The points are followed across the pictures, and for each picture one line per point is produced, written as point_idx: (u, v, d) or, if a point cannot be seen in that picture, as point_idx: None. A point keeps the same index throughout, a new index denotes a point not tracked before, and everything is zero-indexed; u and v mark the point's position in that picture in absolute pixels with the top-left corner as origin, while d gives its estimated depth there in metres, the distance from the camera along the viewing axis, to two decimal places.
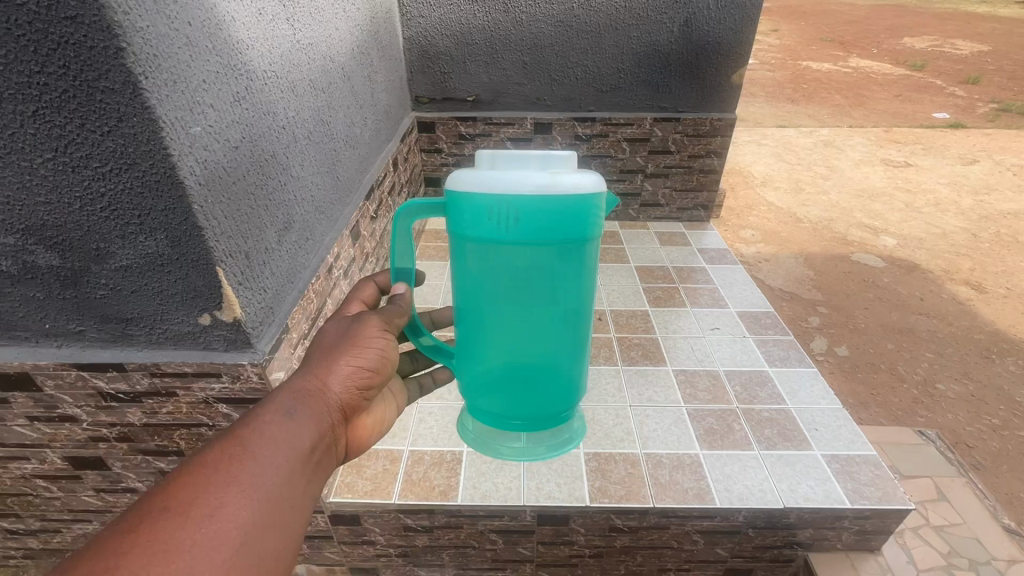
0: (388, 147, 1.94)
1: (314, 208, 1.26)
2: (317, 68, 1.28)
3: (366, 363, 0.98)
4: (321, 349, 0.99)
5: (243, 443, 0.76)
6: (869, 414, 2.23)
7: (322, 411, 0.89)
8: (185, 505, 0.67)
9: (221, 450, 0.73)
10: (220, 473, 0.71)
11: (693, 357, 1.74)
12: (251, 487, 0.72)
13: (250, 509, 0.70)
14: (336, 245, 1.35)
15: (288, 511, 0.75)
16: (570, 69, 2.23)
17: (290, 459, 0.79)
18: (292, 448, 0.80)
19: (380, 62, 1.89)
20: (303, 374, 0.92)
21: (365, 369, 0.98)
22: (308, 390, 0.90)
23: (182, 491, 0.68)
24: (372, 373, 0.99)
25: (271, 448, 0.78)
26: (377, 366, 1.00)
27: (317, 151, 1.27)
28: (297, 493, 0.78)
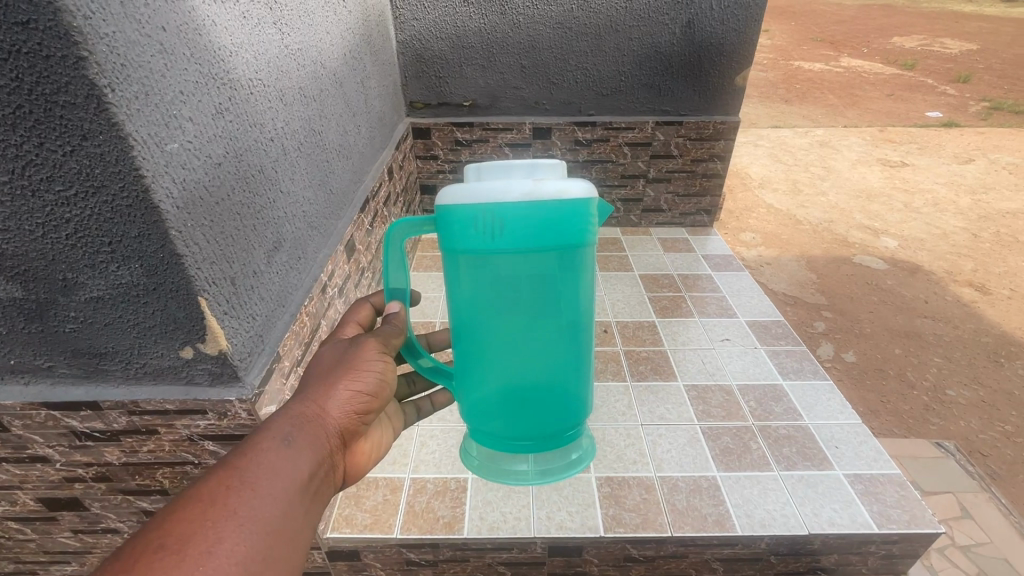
0: (382, 155, 1.86)
1: (306, 225, 1.17)
2: (307, 75, 1.21)
3: (364, 387, 0.95)
4: (318, 373, 0.96)
5: (240, 474, 0.75)
6: (880, 423, 2.17)
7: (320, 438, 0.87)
8: (182, 542, 0.66)
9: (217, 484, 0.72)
10: (217, 507, 0.71)
11: (703, 371, 1.67)
12: (249, 518, 0.72)
13: (248, 542, 0.70)
14: (330, 262, 1.27)
15: (287, 543, 0.74)
16: (569, 72, 2.17)
17: (288, 489, 0.78)
18: (290, 479, 0.79)
19: (373, 68, 1.81)
20: (300, 401, 0.90)
21: (363, 394, 0.95)
22: (305, 416, 0.88)
23: (179, 526, 0.67)
24: (371, 398, 0.97)
25: (268, 479, 0.77)
26: (376, 390, 0.98)
27: (309, 162, 1.19)
28: (297, 524, 0.77)
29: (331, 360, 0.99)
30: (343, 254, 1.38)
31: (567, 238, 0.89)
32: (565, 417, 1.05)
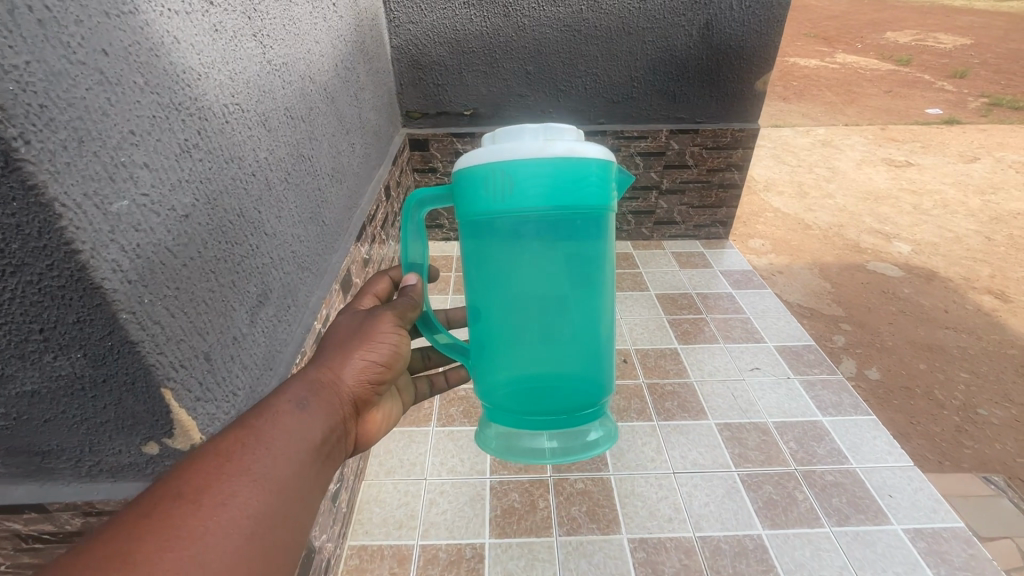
0: (378, 173, 1.70)
1: (295, 268, 1.02)
2: (294, 94, 1.04)
3: (378, 357, 0.93)
4: (332, 342, 0.94)
5: (257, 429, 0.71)
6: (912, 448, 2.05)
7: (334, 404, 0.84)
8: (198, 491, 0.62)
9: (234, 438, 0.68)
10: (233, 462, 0.66)
11: (735, 406, 1.54)
12: (264, 475, 0.68)
13: (262, 499, 0.66)
14: (324, 305, 1.12)
15: (298, 502, 0.70)
16: (578, 78, 2.01)
17: (301, 450, 0.74)
18: (304, 441, 0.75)
19: (367, 78, 1.64)
20: (316, 366, 0.87)
21: (377, 364, 0.92)
22: (320, 381, 0.85)
23: (194, 478, 0.63)
24: (384, 368, 0.95)
25: (284, 436, 0.73)
26: (389, 361, 0.95)
27: (297, 194, 1.04)
28: (307, 489, 0.73)
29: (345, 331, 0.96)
30: (339, 291, 1.22)
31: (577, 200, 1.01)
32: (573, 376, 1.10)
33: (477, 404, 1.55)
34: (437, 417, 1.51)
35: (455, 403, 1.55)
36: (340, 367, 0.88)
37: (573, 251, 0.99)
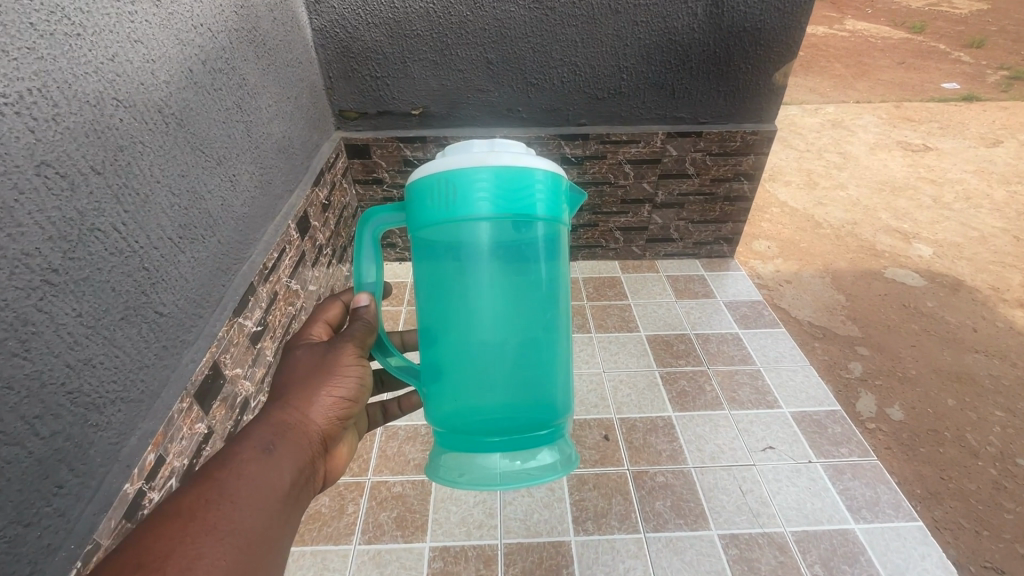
0: (289, 202, 1.31)
1: (77, 419, 0.65)
2: (68, 135, 0.65)
3: (346, 389, 0.86)
4: (290, 379, 0.85)
5: (221, 483, 0.65)
6: (945, 512, 1.73)
7: (302, 444, 0.77)
8: (160, 559, 0.56)
9: (197, 495, 0.63)
10: (198, 520, 0.61)
11: (744, 508, 1.21)
12: (232, 532, 0.62)
13: (234, 556, 0.60)
14: (149, 449, 0.76)
15: (269, 555, 0.64)
16: (553, 69, 1.60)
17: (272, 498, 0.68)
18: (273, 489, 0.69)
19: (265, 77, 1.22)
20: (279, 404, 0.80)
21: (345, 396, 0.86)
22: (288, 421, 0.79)
23: (156, 544, 0.57)
24: (354, 398, 0.87)
25: (253, 486, 0.67)
26: (356, 392, 0.88)
27: (87, 292, 0.67)
28: (279, 535, 0.67)
29: (307, 362, 0.88)
30: (192, 406, 0.86)
31: (536, 207, 0.82)
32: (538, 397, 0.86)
33: (416, 505, 1.22)
34: (362, 528, 1.18)
35: (387, 506, 1.21)
36: (307, 402, 0.82)
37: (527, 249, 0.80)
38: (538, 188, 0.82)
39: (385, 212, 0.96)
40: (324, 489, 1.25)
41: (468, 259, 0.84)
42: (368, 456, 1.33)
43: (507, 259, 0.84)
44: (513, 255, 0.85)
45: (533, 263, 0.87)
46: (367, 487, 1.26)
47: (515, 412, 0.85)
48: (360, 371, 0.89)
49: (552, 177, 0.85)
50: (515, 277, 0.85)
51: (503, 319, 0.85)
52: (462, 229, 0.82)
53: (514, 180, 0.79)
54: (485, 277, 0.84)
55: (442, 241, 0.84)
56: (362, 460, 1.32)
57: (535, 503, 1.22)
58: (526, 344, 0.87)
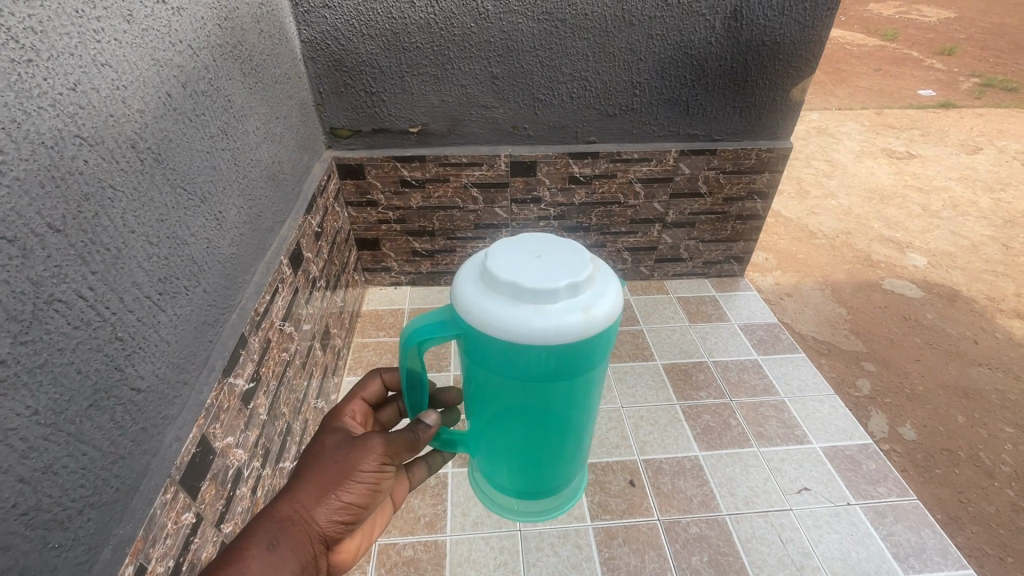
0: (280, 235, 1.18)
1: (35, 543, 0.52)
2: (18, 188, 0.52)
3: (361, 493, 0.72)
4: (307, 462, 0.73)
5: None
6: (967, 539, 1.52)
7: (305, 548, 0.67)
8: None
9: None
10: None
11: (787, 561, 1.12)
12: None
13: None
14: (127, 559, 0.62)
15: None
16: (562, 84, 1.50)
17: None
18: None
19: (251, 97, 1.09)
20: (297, 491, 0.70)
21: (358, 501, 0.72)
22: (301, 514, 0.69)
23: None
24: (367, 503, 0.73)
25: None
26: (370, 497, 0.73)
27: (40, 384, 0.53)
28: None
29: (331, 445, 0.74)
30: (178, 494, 0.73)
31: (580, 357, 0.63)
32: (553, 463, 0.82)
33: (430, 571, 1.10)
34: None
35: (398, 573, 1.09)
36: (324, 496, 0.70)
37: (559, 387, 0.66)
38: (566, 354, 0.60)
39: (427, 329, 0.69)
40: None
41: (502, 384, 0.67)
42: None
43: (525, 411, 0.70)
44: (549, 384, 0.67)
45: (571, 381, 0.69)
46: (373, 552, 1.13)
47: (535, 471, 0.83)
48: (386, 471, 0.74)
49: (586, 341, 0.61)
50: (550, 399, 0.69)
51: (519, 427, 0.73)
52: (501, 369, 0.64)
53: (524, 354, 0.60)
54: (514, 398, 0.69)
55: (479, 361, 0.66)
56: None
57: (560, 564, 1.11)
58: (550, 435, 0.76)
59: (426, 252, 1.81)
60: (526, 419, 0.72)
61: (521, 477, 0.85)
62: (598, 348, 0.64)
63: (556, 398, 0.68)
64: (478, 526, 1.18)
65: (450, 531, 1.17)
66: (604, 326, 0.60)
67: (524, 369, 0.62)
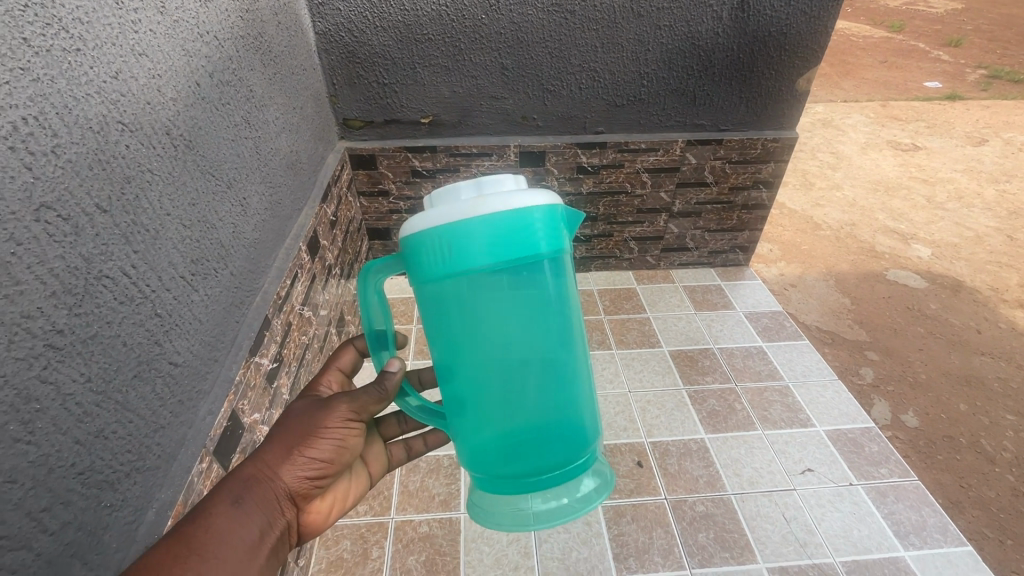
0: (298, 221, 1.21)
1: (90, 502, 0.55)
2: (70, 170, 0.56)
3: (326, 449, 0.75)
4: (274, 429, 0.76)
5: (188, 536, 0.60)
6: (968, 523, 1.55)
7: (267, 501, 0.69)
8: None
9: (166, 549, 0.58)
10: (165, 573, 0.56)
11: (790, 538, 1.16)
12: None
13: None
14: (169, 521, 0.66)
15: None
16: (571, 75, 1.53)
17: (233, 557, 0.62)
18: (235, 547, 0.63)
19: (271, 87, 1.12)
20: (259, 452, 0.72)
21: (324, 456, 0.75)
22: (264, 473, 0.70)
23: None
24: (332, 459, 0.76)
25: (214, 545, 0.61)
26: (337, 453, 0.76)
27: (92, 354, 0.57)
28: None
29: (297, 412, 0.78)
30: (212, 464, 0.77)
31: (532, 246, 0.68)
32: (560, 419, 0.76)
33: (445, 547, 1.14)
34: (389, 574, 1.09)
35: (414, 549, 1.13)
36: (285, 455, 0.72)
37: (527, 290, 0.70)
38: (494, 233, 0.66)
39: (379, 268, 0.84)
40: (345, 531, 1.17)
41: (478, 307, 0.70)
42: (389, 493, 1.24)
43: (455, 320, 0.72)
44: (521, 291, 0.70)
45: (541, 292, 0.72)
46: (390, 528, 1.17)
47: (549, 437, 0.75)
48: (349, 429, 0.78)
49: (470, 223, 0.65)
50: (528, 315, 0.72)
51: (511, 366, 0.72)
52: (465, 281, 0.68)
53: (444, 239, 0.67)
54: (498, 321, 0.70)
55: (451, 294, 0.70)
56: (383, 498, 1.23)
57: (571, 540, 1.15)
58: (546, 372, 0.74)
59: None
60: (459, 333, 0.72)
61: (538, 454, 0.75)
62: (522, 236, 0.67)
63: (531, 308, 0.71)
64: None
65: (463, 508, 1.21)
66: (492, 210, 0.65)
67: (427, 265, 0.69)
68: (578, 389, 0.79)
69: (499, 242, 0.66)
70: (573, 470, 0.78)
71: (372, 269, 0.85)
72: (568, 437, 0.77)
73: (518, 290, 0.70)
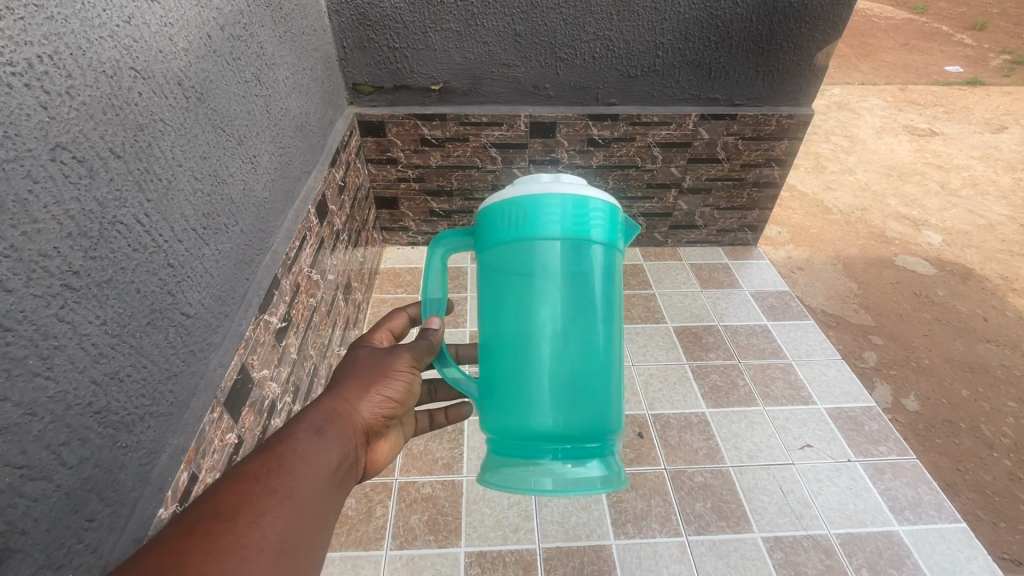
0: (307, 184, 1.21)
1: (106, 441, 0.57)
2: (84, 113, 0.56)
3: (398, 390, 0.78)
4: (346, 371, 0.79)
5: (285, 454, 0.61)
6: (962, 505, 1.57)
7: (351, 431, 0.71)
8: (234, 511, 0.54)
9: (263, 461, 0.59)
10: (265, 481, 0.58)
11: (786, 510, 1.18)
12: (294, 498, 0.58)
13: (292, 516, 0.57)
14: (181, 466, 0.68)
15: (319, 521, 0.60)
16: (585, 43, 1.50)
17: (325, 471, 0.64)
18: (326, 464, 0.64)
19: (281, 45, 1.11)
20: (335, 390, 0.74)
21: (397, 396, 0.78)
22: (343, 406, 0.72)
23: (228, 497, 0.55)
24: (403, 401, 0.79)
25: (307, 458, 0.62)
26: (407, 395, 0.80)
27: (107, 299, 0.58)
28: (323, 518, 0.61)
29: (367, 357, 0.82)
30: (222, 415, 0.78)
31: (590, 231, 0.75)
32: (582, 400, 0.76)
33: (447, 508, 1.17)
34: (393, 532, 1.12)
35: (417, 509, 1.16)
36: (362, 393, 0.75)
37: (579, 270, 0.76)
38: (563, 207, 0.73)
39: (454, 239, 0.89)
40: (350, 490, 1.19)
41: (533, 275, 0.75)
42: None
43: (508, 280, 0.77)
44: (573, 269, 0.76)
45: (588, 278, 0.77)
46: (395, 489, 1.20)
47: (571, 410, 0.76)
48: (414, 376, 0.82)
49: (545, 196, 0.72)
50: (573, 292, 0.76)
51: (550, 331, 0.75)
52: (529, 248, 0.74)
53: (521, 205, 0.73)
54: (548, 290, 0.75)
55: (512, 260, 0.76)
56: None
57: (570, 505, 1.18)
58: (579, 350, 0.77)
59: (443, 213, 1.83)
60: (508, 290, 0.77)
61: (560, 424, 0.75)
62: (583, 219, 0.74)
63: (578, 288, 0.76)
64: None
65: (466, 472, 1.23)
66: (572, 190, 0.72)
67: (499, 227, 0.75)
68: (606, 381, 0.79)
69: (565, 218, 0.73)
70: (587, 448, 0.76)
71: (444, 240, 0.90)
72: (588, 414, 0.76)
73: (570, 267, 0.76)
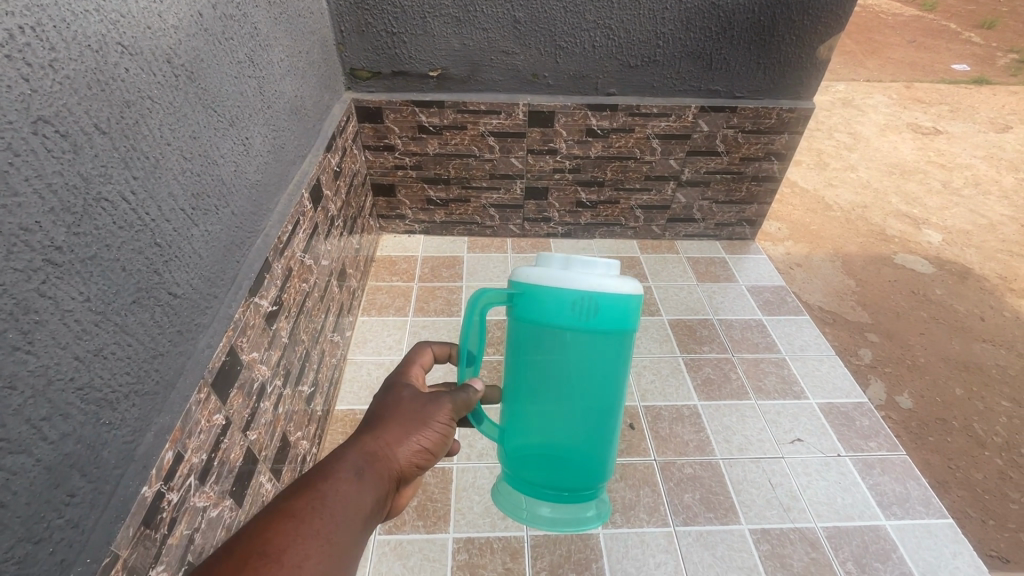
0: (301, 168, 1.20)
1: (89, 417, 0.57)
2: (68, 87, 0.55)
3: (440, 437, 0.72)
4: (390, 404, 0.73)
5: (328, 495, 0.58)
6: (952, 502, 1.57)
7: (392, 476, 0.66)
8: (279, 551, 0.52)
9: (307, 500, 0.57)
10: (308, 523, 0.55)
11: (774, 503, 1.18)
12: (334, 548, 0.55)
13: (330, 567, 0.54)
14: (167, 445, 0.68)
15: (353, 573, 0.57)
16: (585, 32, 1.48)
17: (363, 519, 0.60)
18: (365, 511, 0.60)
19: (276, 26, 1.09)
20: (379, 425, 0.69)
21: (439, 443, 0.72)
22: (386, 446, 0.67)
23: (272, 535, 0.53)
24: (442, 449, 0.73)
25: (348, 504, 0.59)
26: (447, 442, 0.74)
27: (90, 275, 0.57)
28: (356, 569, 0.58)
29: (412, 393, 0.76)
30: (210, 396, 0.78)
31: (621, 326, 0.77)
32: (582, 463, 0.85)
33: (437, 494, 1.17)
34: None
35: None
36: (407, 435, 0.69)
37: (603, 357, 0.80)
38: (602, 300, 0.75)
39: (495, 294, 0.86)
40: None
41: (559, 353, 0.80)
42: None
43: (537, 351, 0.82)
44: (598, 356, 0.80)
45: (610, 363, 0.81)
46: None
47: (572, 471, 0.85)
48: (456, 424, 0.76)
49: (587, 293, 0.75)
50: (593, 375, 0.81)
51: (567, 403, 0.82)
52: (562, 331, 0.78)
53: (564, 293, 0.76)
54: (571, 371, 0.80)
55: (544, 336, 0.80)
56: None
57: None
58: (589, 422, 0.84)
59: (441, 201, 1.82)
60: (534, 361, 0.82)
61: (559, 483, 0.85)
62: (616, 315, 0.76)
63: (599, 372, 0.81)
64: (483, 458, 1.25)
65: (457, 460, 1.23)
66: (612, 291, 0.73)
67: (534, 308, 0.79)
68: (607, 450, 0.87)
69: (601, 312, 0.76)
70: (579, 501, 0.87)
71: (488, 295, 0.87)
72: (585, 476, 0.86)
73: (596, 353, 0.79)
